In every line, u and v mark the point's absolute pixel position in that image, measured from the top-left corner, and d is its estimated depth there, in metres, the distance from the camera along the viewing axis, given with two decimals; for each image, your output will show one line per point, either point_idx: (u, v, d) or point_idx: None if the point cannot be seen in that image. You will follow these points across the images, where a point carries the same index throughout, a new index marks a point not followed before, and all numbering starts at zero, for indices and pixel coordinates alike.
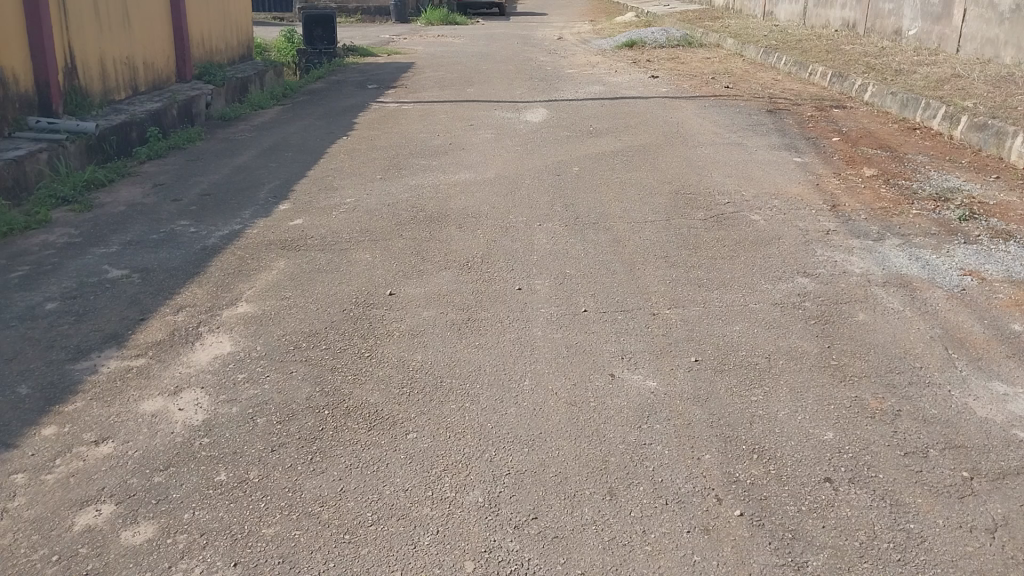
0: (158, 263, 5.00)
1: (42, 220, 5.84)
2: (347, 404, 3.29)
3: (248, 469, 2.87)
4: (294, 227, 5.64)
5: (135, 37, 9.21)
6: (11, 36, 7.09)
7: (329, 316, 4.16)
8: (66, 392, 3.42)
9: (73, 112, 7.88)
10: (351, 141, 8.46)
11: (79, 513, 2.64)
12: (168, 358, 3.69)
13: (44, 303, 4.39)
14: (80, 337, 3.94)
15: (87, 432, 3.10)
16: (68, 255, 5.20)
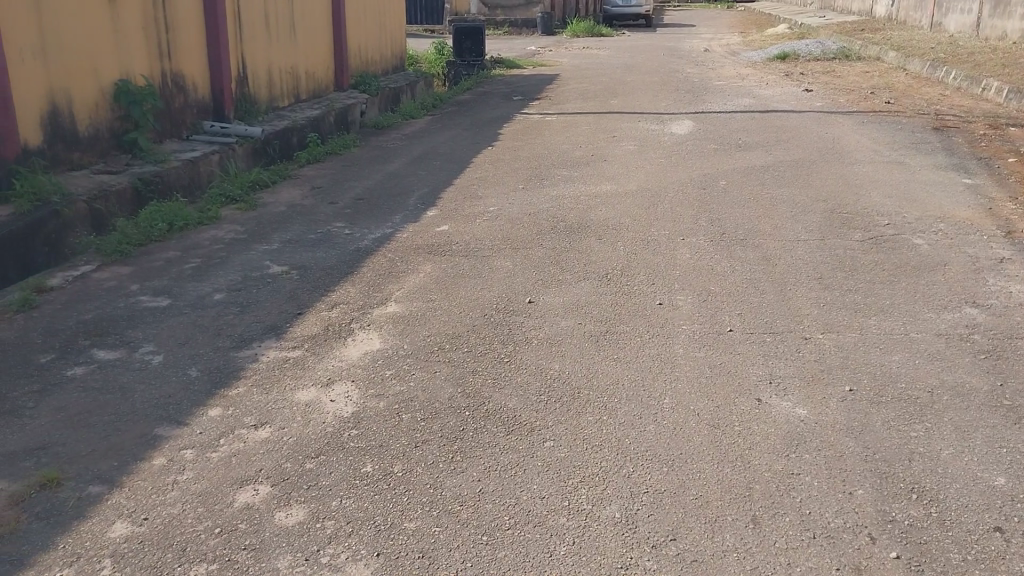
0: (314, 261, 5.29)
1: (212, 217, 6.32)
2: (487, 407, 3.36)
3: (393, 462, 2.98)
4: (440, 233, 5.82)
5: (301, 48, 9.83)
6: (192, 49, 7.73)
7: (471, 320, 4.25)
8: (231, 376, 3.67)
9: (242, 118, 8.48)
10: (497, 151, 8.62)
11: (239, 492, 2.82)
12: (322, 352, 3.89)
13: (213, 293, 4.74)
14: (243, 327, 4.22)
15: (247, 416, 3.31)
16: (235, 251, 5.59)
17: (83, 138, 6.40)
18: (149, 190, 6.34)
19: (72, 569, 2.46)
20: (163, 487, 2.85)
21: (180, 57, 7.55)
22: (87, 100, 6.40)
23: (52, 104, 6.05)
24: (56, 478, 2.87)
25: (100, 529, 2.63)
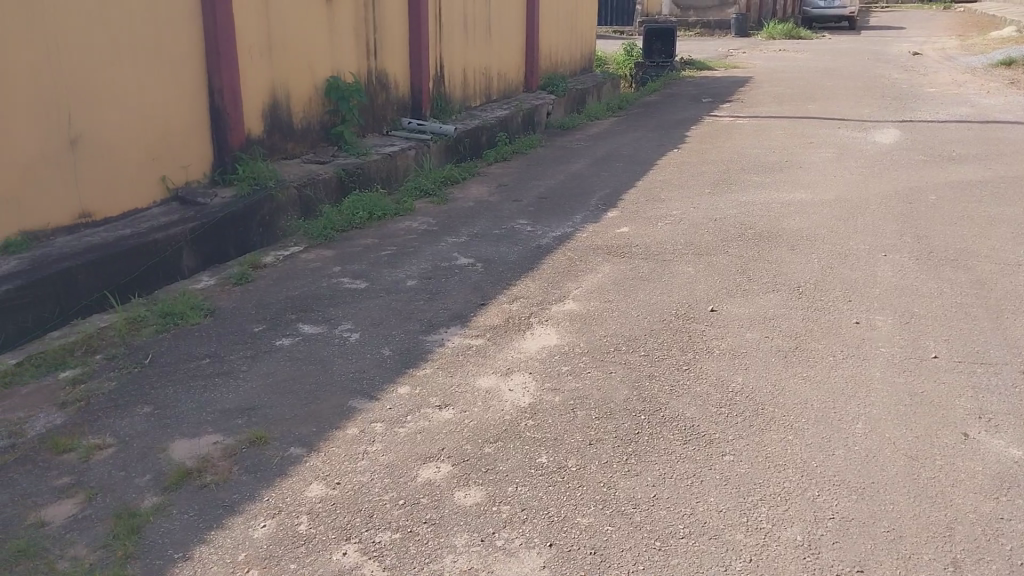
0: (498, 255, 5.45)
1: (407, 209, 6.67)
2: (663, 413, 3.31)
3: (568, 456, 3.01)
4: (622, 234, 5.80)
5: (495, 48, 10.14)
6: (396, 51, 8.19)
7: (650, 323, 4.21)
8: (419, 358, 3.87)
9: (437, 116, 8.89)
10: (684, 154, 8.46)
11: (422, 467, 2.97)
12: (503, 342, 4.00)
13: (405, 280, 5.01)
14: (431, 313, 4.43)
15: (432, 397, 3.48)
16: (425, 241, 5.87)
17: (297, 130, 6.96)
18: (352, 180, 6.80)
19: (274, 520, 2.69)
20: (355, 455, 3.06)
21: (384, 56, 8.02)
22: (302, 95, 6.96)
23: (273, 98, 6.63)
24: (263, 436, 3.16)
25: (300, 487, 2.86)
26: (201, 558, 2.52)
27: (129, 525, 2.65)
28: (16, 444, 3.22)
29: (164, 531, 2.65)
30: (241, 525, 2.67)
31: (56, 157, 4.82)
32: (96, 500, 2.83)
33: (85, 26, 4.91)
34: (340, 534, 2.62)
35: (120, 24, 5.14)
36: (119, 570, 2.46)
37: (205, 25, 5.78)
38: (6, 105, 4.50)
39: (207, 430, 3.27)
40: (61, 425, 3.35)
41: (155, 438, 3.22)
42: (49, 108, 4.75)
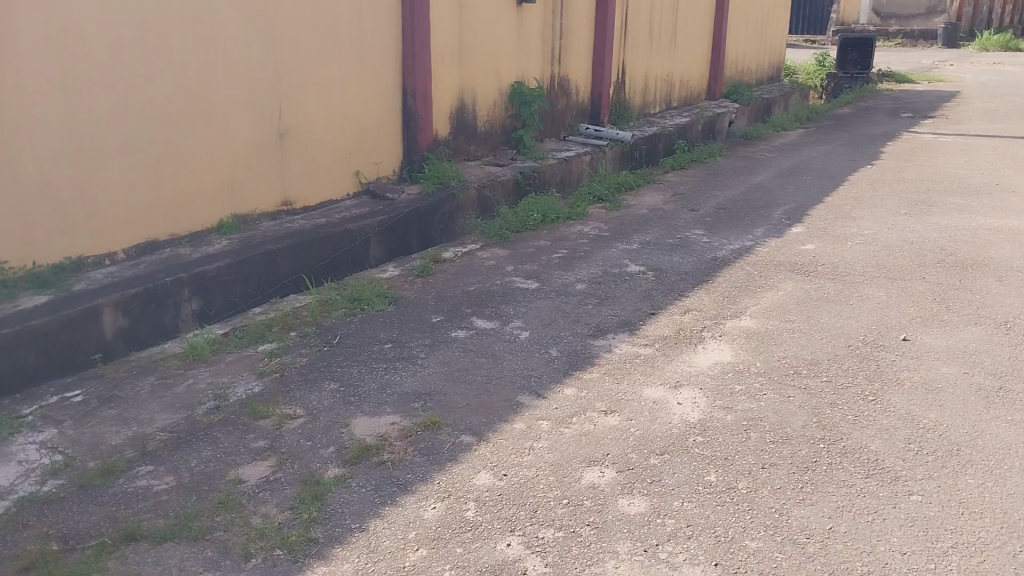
0: (673, 265, 5.37)
1: (581, 213, 6.72)
2: (845, 443, 3.13)
3: (737, 477, 2.92)
4: (806, 252, 5.54)
5: (679, 55, 9.98)
6: (579, 57, 8.26)
7: (833, 348, 3.99)
8: (586, 361, 3.89)
9: (615, 122, 8.88)
10: (878, 171, 7.94)
11: (587, 470, 2.98)
12: (674, 354, 3.94)
13: (576, 283, 5.04)
14: (601, 317, 4.44)
15: (599, 401, 3.48)
16: (598, 246, 5.88)
17: (480, 132, 7.19)
18: (529, 183, 6.93)
19: (444, 503, 2.80)
20: (522, 450, 3.12)
21: (568, 62, 8.11)
22: (488, 98, 7.18)
23: (461, 100, 6.88)
24: (437, 421, 3.29)
25: (468, 475, 2.96)
26: (376, 530, 2.66)
27: (313, 491, 2.85)
28: (221, 406, 3.55)
29: (343, 500, 2.82)
30: (413, 505, 2.80)
31: (268, 147, 5.27)
32: (286, 465, 3.07)
33: (298, 28, 5.33)
34: (505, 525, 2.68)
35: (328, 27, 5.54)
36: (304, 532, 2.65)
37: (403, 29, 6.10)
38: (230, 99, 4.98)
39: (386, 410, 3.45)
40: (259, 392, 3.67)
41: (340, 413, 3.44)
42: (265, 102, 5.20)
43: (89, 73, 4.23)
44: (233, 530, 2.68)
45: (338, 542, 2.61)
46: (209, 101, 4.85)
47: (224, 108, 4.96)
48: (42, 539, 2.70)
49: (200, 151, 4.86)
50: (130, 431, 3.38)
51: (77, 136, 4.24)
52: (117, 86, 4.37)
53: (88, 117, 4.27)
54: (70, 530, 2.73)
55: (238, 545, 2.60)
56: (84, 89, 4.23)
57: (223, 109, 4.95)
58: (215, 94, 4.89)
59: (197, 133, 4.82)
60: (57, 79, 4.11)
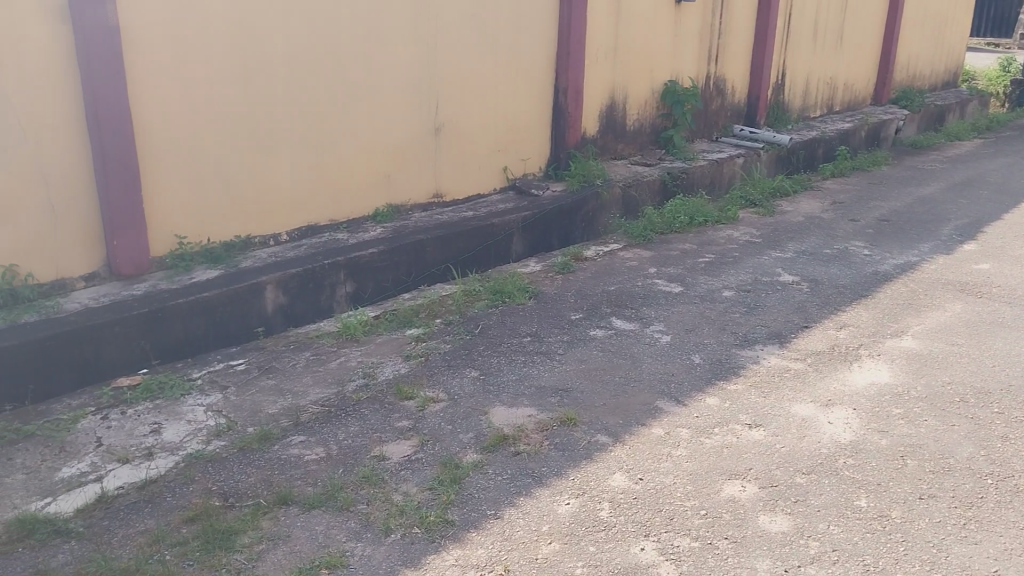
0: (828, 276, 5.11)
1: (730, 217, 6.52)
2: (1016, 481, 2.87)
3: (891, 506, 2.75)
4: (979, 271, 5.12)
5: (845, 57, 9.47)
6: (737, 58, 8.01)
7: (1007, 377, 3.67)
8: (731, 371, 3.77)
9: (771, 125, 8.55)
10: None
11: (726, 483, 2.89)
12: (826, 371, 3.75)
13: (723, 289, 4.90)
14: (748, 327, 4.29)
15: (743, 414, 3.36)
16: (747, 253, 5.69)
17: (630, 131, 7.12)
18: (677, 184, 6.80)
19: (578, 500, 2.80)
20: (660, 455, 3.06)
21: (725, 62, 7.88)
22: (639, 96, 7.09)
23: (612, 99, 6.84)
24: (574, 418, 3.30)
25: (603, 475, 2.94)
26: (511, 520, 2.70)
27: (452, 474, 2.93)
28: (368, 385, 3.71)
29: (480, 487, 2.88)
30: (548, 498, 2.81)
31: (424, 141, 5.45)
32: (427, 446, 3.16)
33: (459, 25, 5.47)
34: (639, 529, 2.64)
35: (486, 23, 5.63)
36: (441, 513, 2.72)
37: (560, 26, 6.12)
38: (391, 96, 5.18)
39: (525, 402, 3.49)
40: (405, 374, 3.80)
41: (479, 401, 3.51)
42: (424, 98, 5.38)
43: (267, 69, 4.53)
44: (375, 504, 2.80)
45: (474, 527, 2.66)
46: (371, 97, 5.08)
47: (385, 102, 5.16)
48: (206, 494, 2.92)
49: (360, 142, 5.09)
50: (286, 401, 3.59)
51: (252, 126, 4.54)
52: (289, 80, 4.64)
53: (263, 108, 4.56)
54: (230, 488, 2.94)
55: (380, 520, 2.71)
56: (261, 83, 4.52)
57: (384, 105, 5.16)
58: (377, 88, 5.10)
59: (359, 127, 5.06)
60: (239, 73, 4.41)
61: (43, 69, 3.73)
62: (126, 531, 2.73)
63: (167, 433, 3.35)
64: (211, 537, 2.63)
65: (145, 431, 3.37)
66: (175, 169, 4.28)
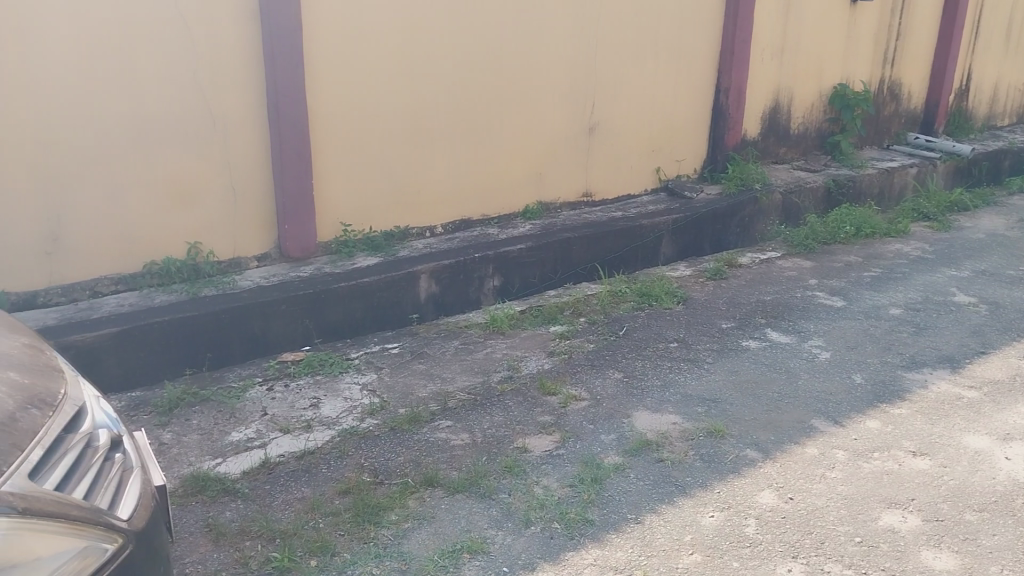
0: (1010, 299, 4.70)
1: (900, 230, 6.11)
2: None
3: None
4: None
5: None
6: (917, 60, 7.49)
7: None
8: (896, 394, 3.53)
9: (951, 132, 7.95)
10: None
11: (886, 511, 2.72)
12: (1004, 402, 3.44)
13: (889, 307, 4.60)
14: (916, 348, 4.01)
15: (907, 440, 3.15)
16: (918, 269, 5.32)
17: (793, 135, 6.83)
18: (841, 192, 6.46)
19: (723, 513, 2.72)
20: (813, 476, 2.92)
21: (902, 65, 7.39)
22: (806, 99, 6.78)
23: (776, 101, 6.57)
24: (721, 430, 3.20)
25: (751, 491, 2.83)
26: (651, 526, 2.66)
27: (594, 474, 2.92)
28: (513, 376, 3.77)
29: (622, 489, 2.86)
30: (691, 508, 2.75)
31: (577, 139, 5.46)
32: (569, 443, 3.17)
33: (620, 23, 5.42)
34: (787, 550, 2.53)
35: (648, 22, 5.57)
36: (582, 511, 2.72)
37: (724, 25, 5.95)
38: (548, 93, 5.23)
39: (669, 408, 3.43)
40: (549, 369, 3.83)
41: (623, 404, 3.48)
42: (580, 97, 5.39)
43: (431, 64, 4.68)
44: (517, 495, 2.83)
45: (614, 529, 2.65)
46: (529, 95, 5.15)
47: (541, 100, 5.21)
48: (358, 468, 3.06)
49: (515, 138, 5.16)
50: (434, 387, 3.71)
51: (413, 119, 4.70)
52: (450, 76, 4.78)
53: (424, 104, 4.72)
54: (380, 465, 3.08)
55: (520, 511, 2.75)
56: (426, 78, 4.68)
57: (541, 102, 5.22)
58: (534, 85, 5.16)
59: (515, 123, 5.14)
60: (402, 69, 4.58)
61: (232, 62, 4.02)
62: (285, 497, 2.92)
63: (325, 408, 3.54)
64: (361, 510, 2.75)
65: (305, 404, 3.58)
66: (341, 160, 4.50)
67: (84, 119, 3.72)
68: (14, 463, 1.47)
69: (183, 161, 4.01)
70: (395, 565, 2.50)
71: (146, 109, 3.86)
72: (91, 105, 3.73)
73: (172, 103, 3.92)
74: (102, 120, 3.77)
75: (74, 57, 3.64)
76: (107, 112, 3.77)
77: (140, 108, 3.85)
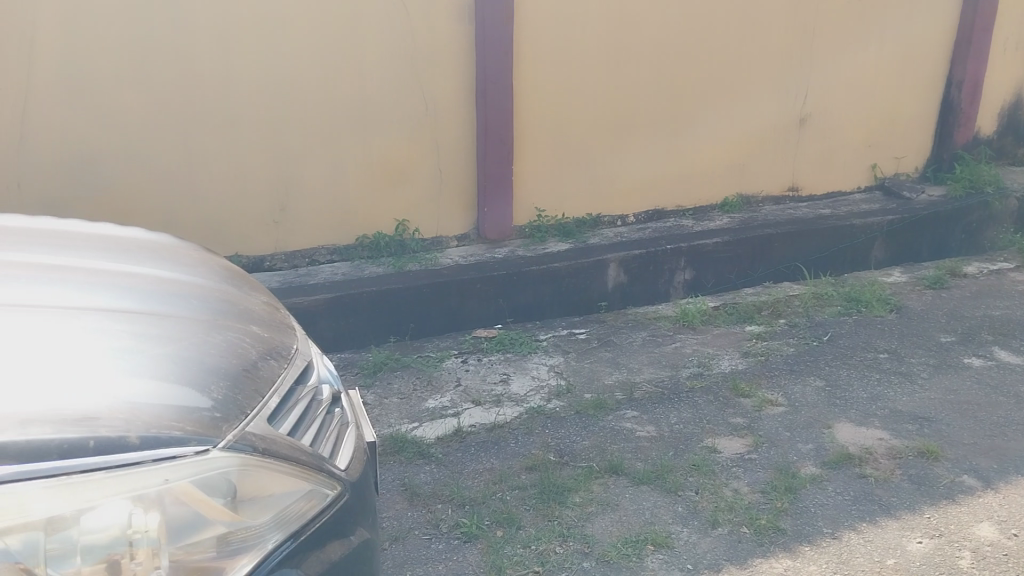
0: None
1: None
2: None
3: None
4: None
5: None
6: None
7: None
8: None
9: None
10: None
11: None
12: None
13: None
14: None
15: None
16: None
17: None
18: None
19: (932, 540, 2.51)
20: None
21: None
22: None
23: (1019, 95, 5.91)
24: (935, 451, 2.94)
25: (967, 521, 2.59)
26: (850, 543, 2.50)
27: (787, 483, 2.79)
28: (704, 374, 3.68)
29: (819, 502, 2.71)
30: (896, 531, 2.55)
31: (785, 131, 5.20)
32: (762, 449, 3.05)
33: (841, 10, 5.10)
34: None
35: (873, 9, 5.18)
36: (773, 519, 2.61)
37: (962, 11, 5.41)
38: (757, 83, 5.02)
39: (875, 423, 3.20)
40: (742, 370, 3.70)
41: (823, 413, 3.29)
42: (791, 87, 5.13)
43: (637, 52, 4.64)
44: (704, 495, 2.77)
45: (808, 541, 2.52)
46: (736, 84, 4.97)
47: (749, 89, 5.01)
48: (545, 447, 3.12)
49: (719, 128, 5.01)
50: (622, 376, 3.70)
51: (616, 105, 4.69)
52: (655, 63, 4.71)
53: (627, 91, 4.69)
54: (566, 446, 3.12)
55: (707, 511, 2.68)
56: (630, 65, 4.65)
57: (748, 92, 5.02)
58: (743, 75, 4.97)
59: (720, 113, 4.98)
60: (608, 57, 4.58)
61: (447, 48, 4.21)
62: (475, 466, 3.03)
63: (515, 385, 3.64)
64: (546, 488, 2.81)
65: (496, 379, 3.70)
66: (543, 146, 4.57)
67: (314, 100, 4.05)
68: (257, 406, 1.59)
69: (396, 143, 4.26)
70: (577, 547, 2.53)
71: (367, 93, 4.13)
72: (320, 87, 4.04)
73: (391, 87, 4.17)
74: (329, 101, 4.08)
75: (309, 43, 3.96)
76: (334, 94, 4.08)
77: (362, 91, 4.12)
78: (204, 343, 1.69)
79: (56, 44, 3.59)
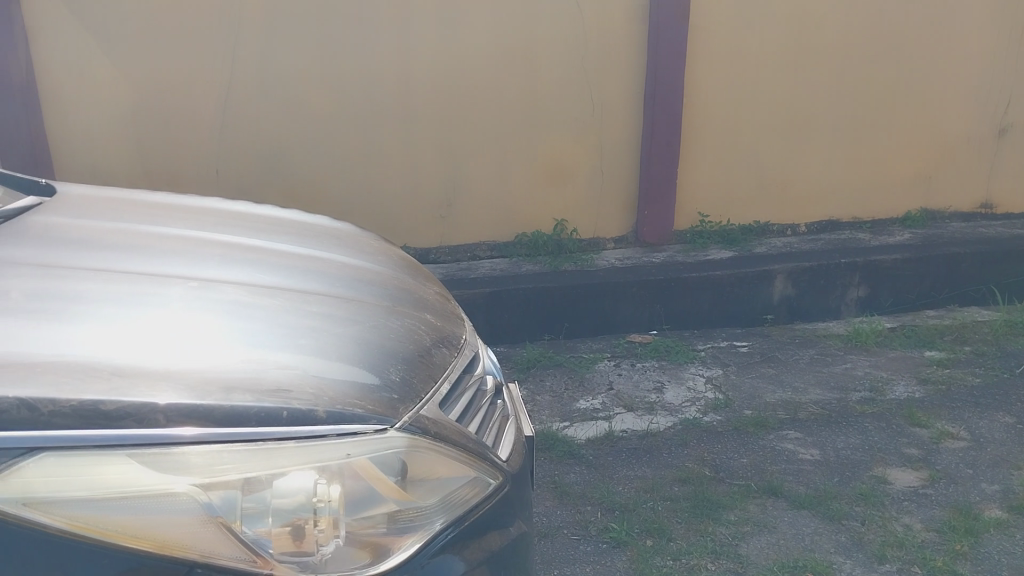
0: None
1: None
2: None
3: None
4: None
5: None
6: None
7: None
8: None
9: None
10: None
11: None
12: None
13: None
14: None
15: None
16: None
17: None
18: None
19: None
20: None
21: None
22: None
23: None
24: None
25: None
26: None
27: (967, 524, 2.57)
28: (876, 399, 3.45)
29: (1004, 549, 2.48)
30: None
31: (981, 143, 4.79)
32: (939, 485, 2.82)
33: None
34: None
35: None
36: (949, 561, 2.41)
37: None
38: (951, 89, 4.66)
39: None
40: (920, 398, 3.44)
41: (1014, 454, 3.00)
42: (991, 95, 4.72)
43: (819, 54, 4.43)
44: (871, 527, 2.60)
45: None
46: (927, 90, 4.63)
47: (942, 96, 4.66)
48: (700, 461, 3.04)
49: (906, 137, 4.68)
50: (784, 394, 3.54)
51: (792, 111, 4.49)
52: (838, 66, 4.48)
53: (806, 95, 4.48)
54: (723, 462, 3.02)
55: (874, 544, 2.52)
56: (811, 68, 4.45)
57: (941, 100, 4.66)
58: (936, 81, 4.62)
59: (907, 121, 4.66)
60: (788, 59, 4.40)
61: (618, 50, 4.20)
62: (626, 472, 3.00)
63: (669, 394, 3.57)
64: (700, 503, 2.74)
65: (650, 386, 3.65)
66: (713, 149, 4.45)
67: (487, 100, 4.15)
68: (430, 391, 1.65)
69: (564, 143, 4.29)
70: (730, 566, 2.44)
71: (537, 92, 4.19)
72: (494, 87, 4.14)
73: (562, 87, 4.20)
74: (501, 100, 4.17)
75: (485, 43, 4.07)
76: (506, 94, 4.16)
77: (533, 91, 4.19)
78: (382, 327, 1.77)
79: (258, 42, 3.88)
